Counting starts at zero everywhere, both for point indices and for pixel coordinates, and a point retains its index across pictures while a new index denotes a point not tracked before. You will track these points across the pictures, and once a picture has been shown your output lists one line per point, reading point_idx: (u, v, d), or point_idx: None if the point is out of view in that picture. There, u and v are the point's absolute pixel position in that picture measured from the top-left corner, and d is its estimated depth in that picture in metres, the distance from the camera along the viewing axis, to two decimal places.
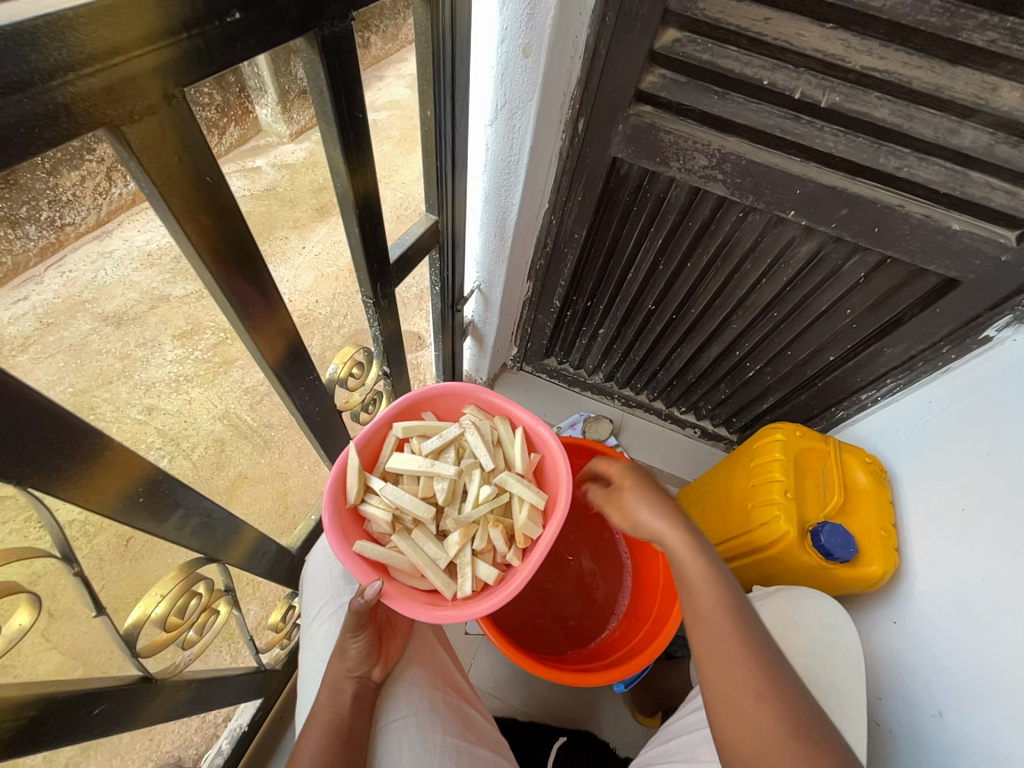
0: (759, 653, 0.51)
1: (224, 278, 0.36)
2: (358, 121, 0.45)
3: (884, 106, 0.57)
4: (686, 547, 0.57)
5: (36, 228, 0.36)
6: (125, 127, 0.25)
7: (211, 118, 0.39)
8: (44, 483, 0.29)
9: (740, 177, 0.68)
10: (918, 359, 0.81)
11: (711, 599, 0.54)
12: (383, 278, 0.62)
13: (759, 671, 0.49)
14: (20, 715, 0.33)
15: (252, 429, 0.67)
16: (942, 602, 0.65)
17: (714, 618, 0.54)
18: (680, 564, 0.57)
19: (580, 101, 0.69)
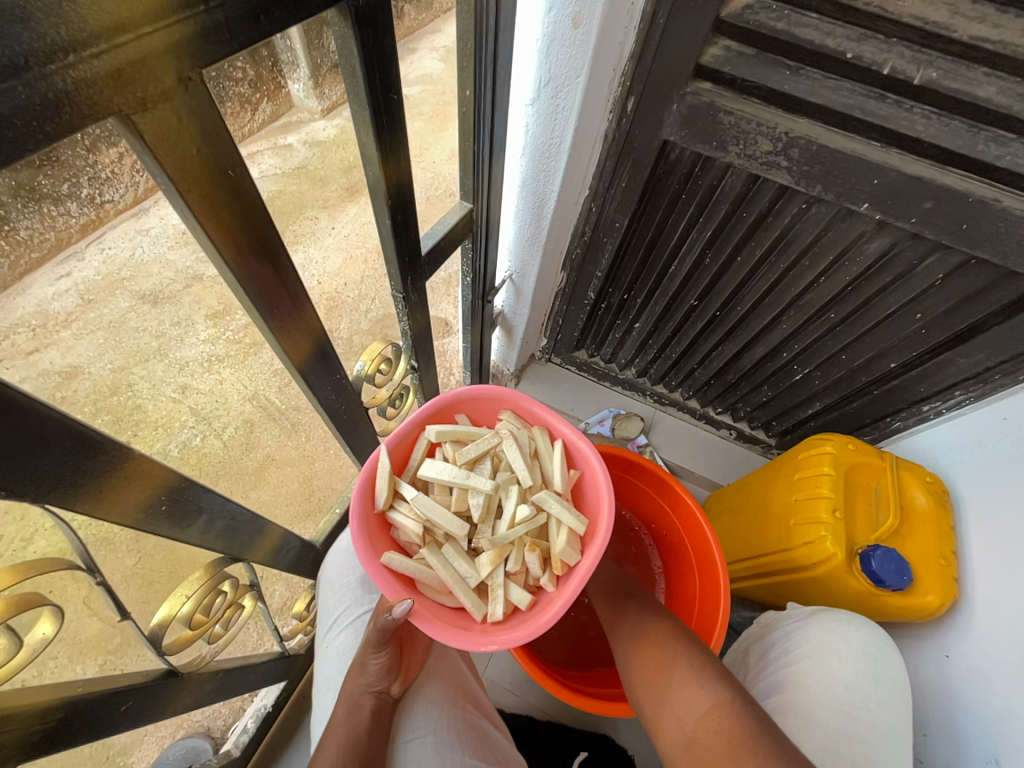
0: (645, 616, 0.63)
1: (248, 278, 0.33)
2: (392, 102, 0.42)
3: (990, 84, 0.49)
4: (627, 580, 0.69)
5: (75, 203, 0.34)
6: (137, 117, 0.22)
7: (243, 94, 0.36)
8: (62, 500, 0.27)
9: (808, 164, 0.61)
10: (995, 371, 0.73)
11: (623, 601, 0.67)
12: (413, 271, 0.59)
13: (643, 628, 0.61)
14: (45, 719, 0.34)
15: (280, 411, 0.64)
16: (1004, 641, 0.60)
17: (618, 611, 0.66)
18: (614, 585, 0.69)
19: (632, 78, 0.63)
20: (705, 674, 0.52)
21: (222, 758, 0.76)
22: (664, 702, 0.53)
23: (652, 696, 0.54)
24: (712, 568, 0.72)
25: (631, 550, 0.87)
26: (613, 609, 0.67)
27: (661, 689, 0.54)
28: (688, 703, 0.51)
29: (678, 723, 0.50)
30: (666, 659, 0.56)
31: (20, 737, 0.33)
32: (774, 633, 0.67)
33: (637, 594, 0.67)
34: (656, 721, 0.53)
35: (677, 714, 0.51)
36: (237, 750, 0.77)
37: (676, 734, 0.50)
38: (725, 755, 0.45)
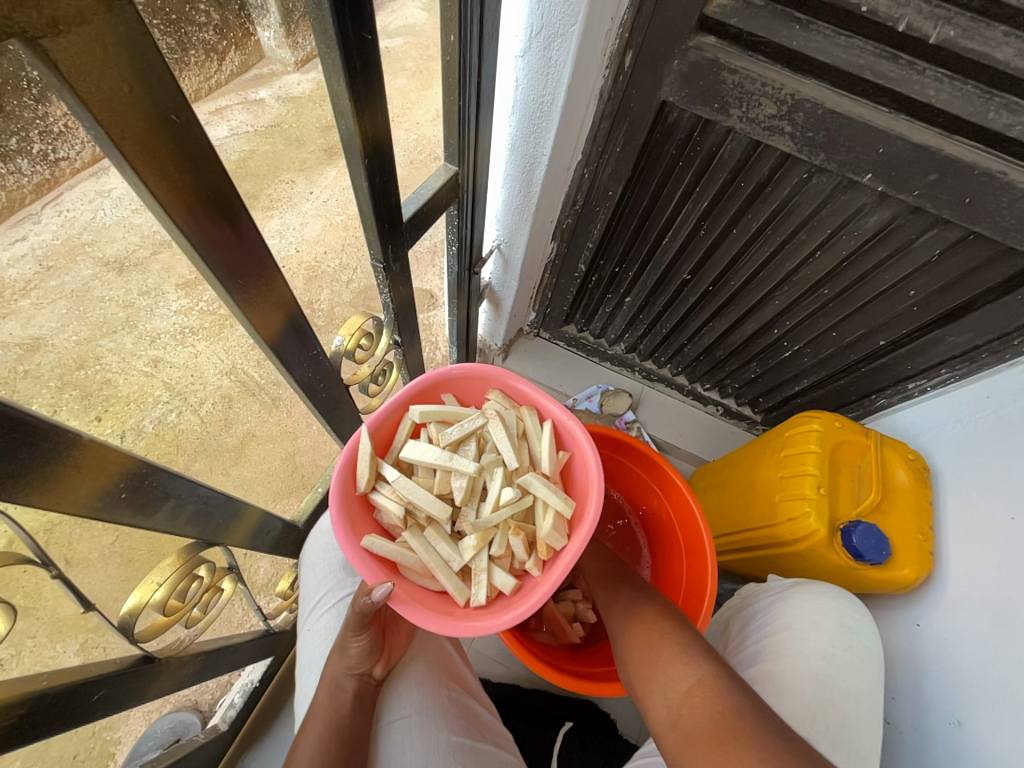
0: (633, 593, 0.64)
1: (204, 242, 0.30)
2: (366, 44, 0.37)
3: (1009, 45, 0.46)
4: (621, 585, 0.66)
5: (26, 160, 0.31)
6: (49, 43, 0.19)
7: (210, 40, 0.34)
8: (1, 491, 0.25)
9: (813, 130, 0.58)
10: (982, 350, 0.73)
11: (613, 580, 0.68)
12: (395, 239, 0.55)
13: (632, 608, 0.62)
14: (8, 715, 0.32)
15: (259, 386, 0.60)
16: (975, 612, 0.62)
17: (609, 589, 0.67)
18: (609, 573, 0.69)
19: (631, 29, 0.58)
20: (690, 656, 0.53)
21: (209, 733, 0.76)
22: (653, 682, 0.53)
23: (640, 676, 0.55)
24: (701, 548, 0.73)
25: (619, 529, 0.87)
26: (603, 586, 0.68)
27: (649, 668, 0.54)
28: (673, 682, 0.51)
29: (664, 701, 0.51)
30: (653, 639, 0.56)
31: None
32: (756, 607, 0.68)
33: (627, 573, 0.69)
34: (645, 701, 0.54)
35: (663, 693, 0.52)
36: (225, 724, 0.77)
37: (662, 712, 0.51)
38: (707, 732, 0.46)
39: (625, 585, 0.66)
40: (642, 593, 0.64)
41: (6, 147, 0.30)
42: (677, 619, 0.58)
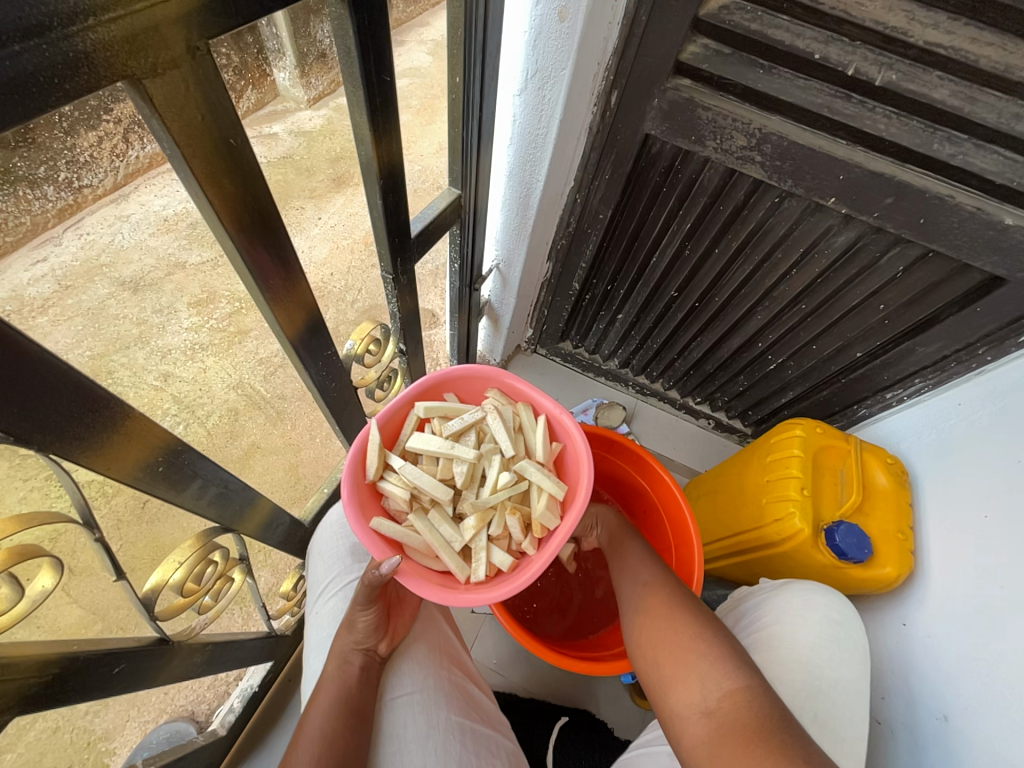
0: (656, 570, 0.65)
1: (246, 246, 0.35)
2: (386, 85, 0.43)
3: (945, 87, 0.53)
4: (638, 566, 0.66)
5: (54, 188, 0.35)
6: (148, 81, 0.24)
7: (229, 81, 0.38)
8: (66, 450, 0.29)
9: (780, 160, 0.64)
10: (951, 360, 0.78)
11: (626, 551, 0.69)
12: (404, 252, 0.60)
13: (672, 593, 0.60)
14: (42, 673, 0.35)
15: (265, 399, 0.64)
16: (956, 607, 0.64)
17: (631, 561, 0.67)
18: (631, 555, 0.68)
19: (615, 72, 0.66)
20: (736, 658, 0.52)
21: (207, 737, 0.77)
22: (692, 669, 0.52)
23: (675, 661, 0.54)
24: (690, 540, 0.76)
25: None
26: (618, 556, 0.69)
27: (685, 656, 0.53)
28: (714, 675, 0.51)
29: (700, 691, 0.50)
30: (698, 631, 0.55)
31: (18, 690, 0.34)
32: (747, 603, 0.70)
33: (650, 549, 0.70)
34: (676, 686, 0.52)
35: (701, 683, 0.51)
36: (224, 728, 0.78)
37: (698, 699, 0.50)
38: (750, 731, 0.45)
39: (644, 568, 0.65)
40: (653, 572, 0.64)
41: (37, 176, 0.33)
42: (718, 616, 0.58)
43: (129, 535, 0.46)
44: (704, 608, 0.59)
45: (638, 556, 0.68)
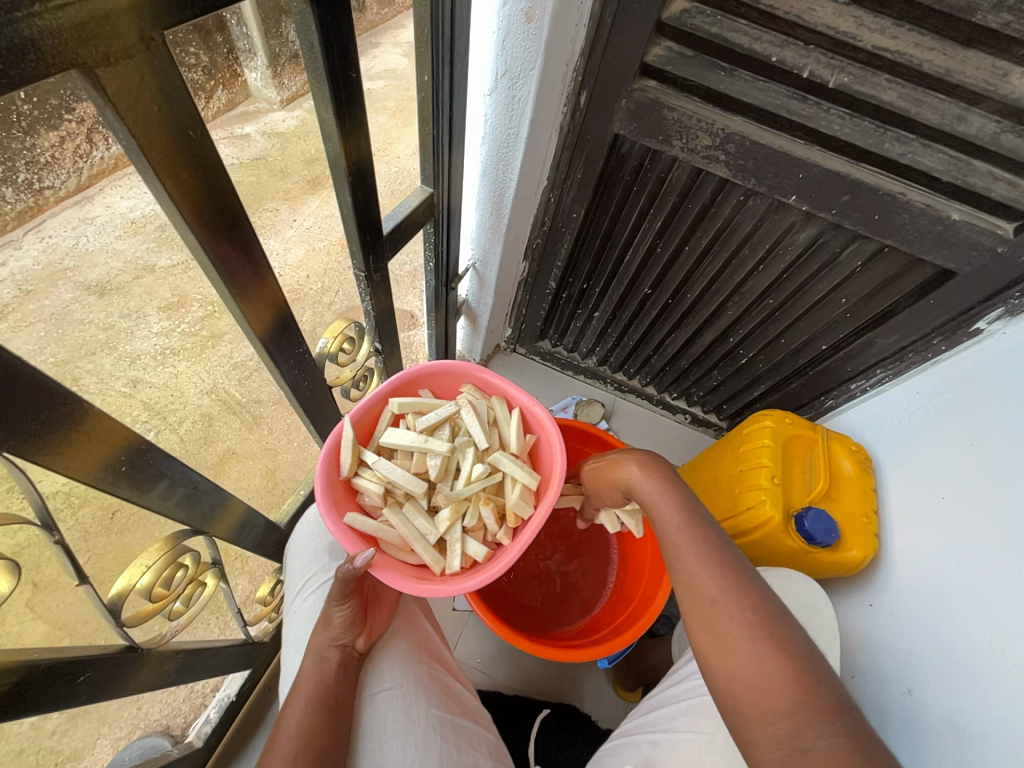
0: (720, 563, 0.53)
1: (210, 242, 0.35)
2: (351, 80, 0.43)
3: (893, 89, 0.55)
4: (692, 551, 0.54)
5: (12, 190, 0.35)
6: (100, 71, 0.24)
7: (197, 81, 0.37)
8: (20, 449, 0.28)
9: (743, 159, 0.67)
10: (908, 351, 0.82)
11: (666, 520, 0.57)
12: (375, 250, 0.60)
13: (746, 605, 0.49)
14: (3, 681, 0.35)
15: (241, 405, 0.63)
16: (918, 587, 0.67)
17: (683, 540, 0.55)
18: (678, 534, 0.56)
19: (583, 74, 0.67)
20: (834, 696, 0.44)
21: (183, 749, 0.76)
22: (782, 712, 0.44)
23: (755, 691, 0.45)
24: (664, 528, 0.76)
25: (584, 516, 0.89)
26: (667, 532, 0.56)
27: (775, 690, 0.45)
28: (811, 721, 0.42)
29: (792, 736, 0.42)
30: (788, 663, 0.46)
31: None
32: None
33: (703, 518, 0.57)
34: (760, 725, 0.44)
35: (795, 726, 0.42)
36: (200, 740, 0.77)
37: (791, 746, 0.42)
38: None
39: (705, 556, 0.53)
40: (715, 566, 0.52)
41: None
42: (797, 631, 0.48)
43: (97, 547, 0.44)
44: (784, 621, 0.49)
45: (687, 537, 0.55)
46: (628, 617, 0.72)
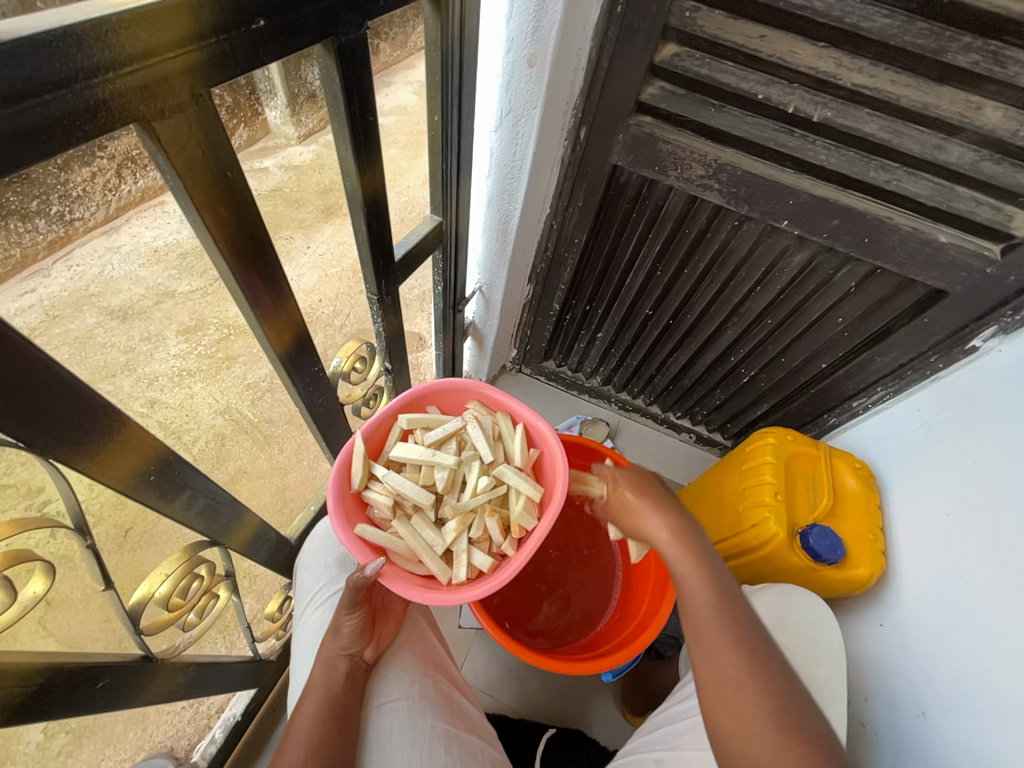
0: (745, 644, 0.51)
1: (239, 269, 0.38)
2: (369, 122, 0.48)
3: (873, 122, 0.59)
4: (717, 627, 0.52)
5: (45, 222, 0.34)
6: (156, 123, 0.28)
7: (221, 120, 0.39)
8: (63, 455, 0.31)
9: (736, 187, 0.70)
10: (907, 368, 0.83)
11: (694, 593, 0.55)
12: (387, 275, 0.64)
13: (774, 695, 0.47)
14: (29, 683, 0.36)
15: (253, 424, 0.65)
16: (927, 604, 0.66)
17: (708, 612, 0.54)
18: (699, 606, 0.54)
19: (582, 111, 0.72)
20: None
21: None
22: None
23: None
24: None
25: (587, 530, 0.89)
26: (694, 605, 0.55)
27: None
28: None
29: None
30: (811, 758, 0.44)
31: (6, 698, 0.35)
32: None
33: (733, 591, 0.55)
34: None
35: None
36: (204, 761, 0.77)
37: None
38: None
39: (730, 634, 0.51)
40: (740, 646, 0.50)
41: (27, 208, 0.32)
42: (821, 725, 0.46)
43: (110, 563, 0.45)
44: (810, 715, 0.46)
45: (712, 610, 0.53)
46: (634, 631, 0.72)
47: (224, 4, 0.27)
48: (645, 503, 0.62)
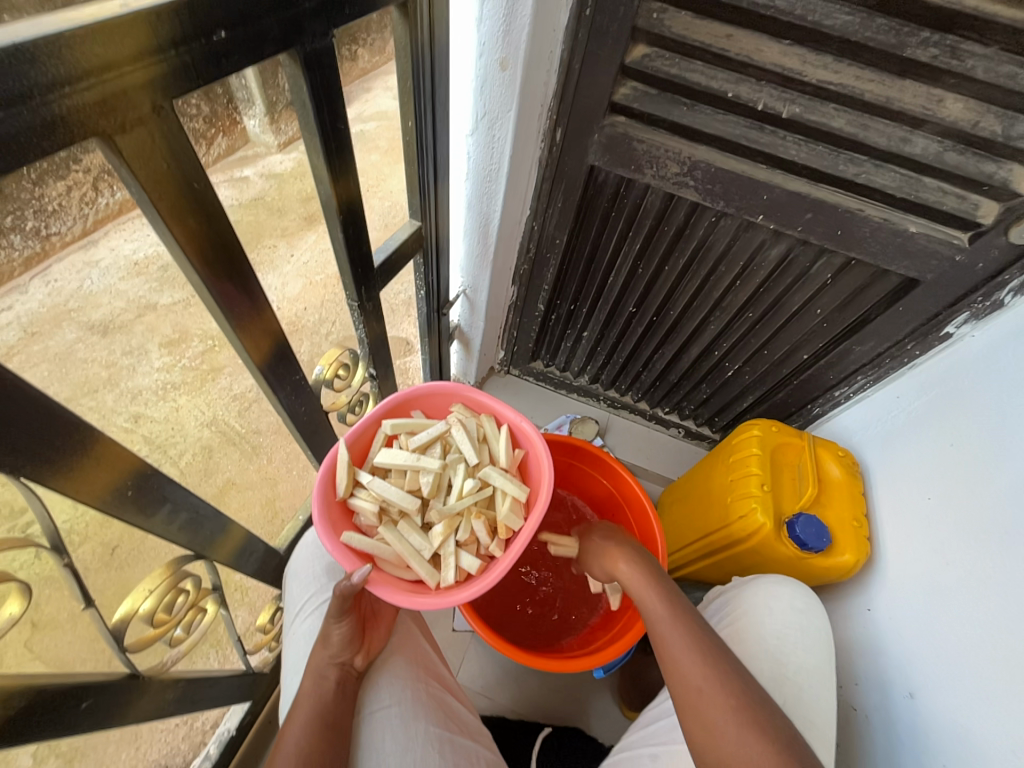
0: (702, 650, 0.54)
1: (211, 280, 0.38)
2: (340, 131, 0.49)
3: (840, 117, 0.60)
4: (676, 639, 0.56)
5: (20, 237, 0.34)
6: (118, 137, 0.28)
7: (197, 129, 0.38)
8: (35, 473, 0.31)
9: (711, 183, 0.71)
10: (885, 357, 0.85)
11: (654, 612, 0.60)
12: (368, 282, 0.65)
13: (730, 694, 0.50)
14: (10, 705, 0.36)
15: (240, 436, 0.64)
16: (910, 587, 0.67)
17: (668, 627, 0.57)
18: (660, 624, 0.58)
19: (557, 113, 0.72)
20: None
21: None
22: None
23: None
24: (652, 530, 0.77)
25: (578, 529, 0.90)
26: (655, 624, 0.59)
27: None
28: None
29: None
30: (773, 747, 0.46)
31: None
32: (718, 602, 0.73)
33: (687, 604, 0.59)
34: None
35: None
36: None
37: None
38: None
39: (688, 643, 0.55)
40: (696, 651, 0.54)
41: (2, 226, 0.32)
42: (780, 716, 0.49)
43: (98, 582, 0.44)
44: (766, 708, 0.49)
45: (670, 625, 0.57)
46: (624, 627, 0.72)
47: (182, 15, 0.27)
48: (619, 549, 0.67)
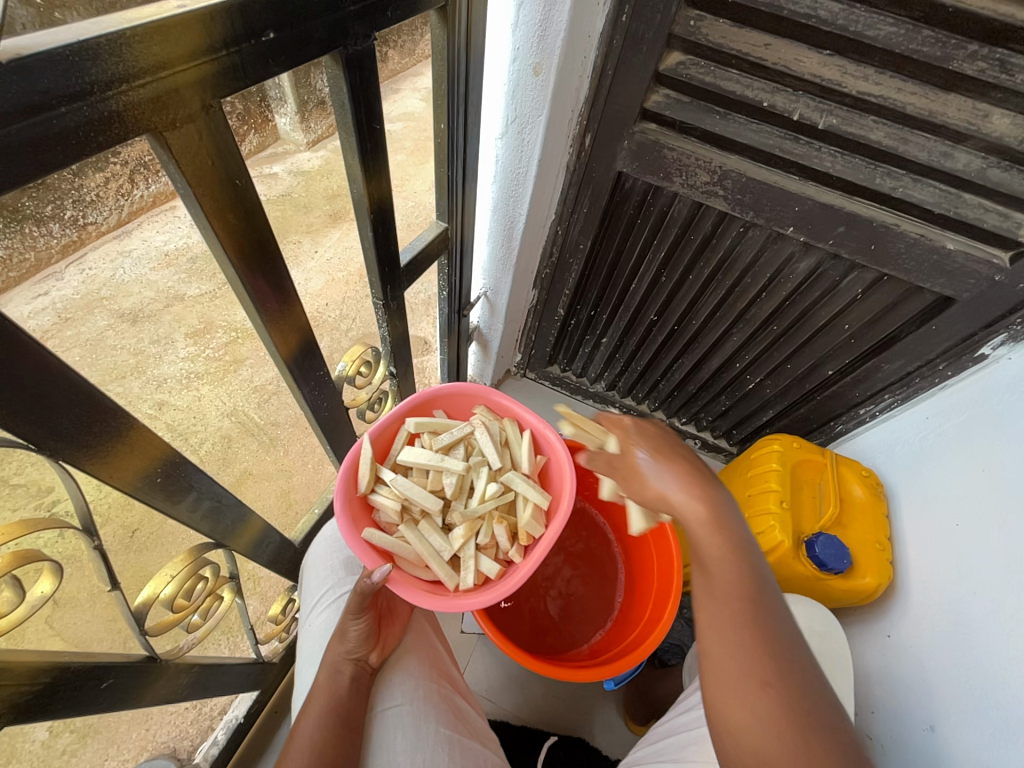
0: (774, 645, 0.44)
1: (247, 275, 0.39)
2: (375, 130, 0.48)
3: (880, 129, 0.59)
4: (744, 618, 0.45)
5: (59, 226, 0.35)
6: (168, 133, 0.29)
7: (232, 126, 0.41)
8: (73, 458, 0.32)
9: (741, 194, 0.70)
10: (915, 375, 0.82)
11: (721, 572, 0.48)
12: (393, 280, 0.64)
13: (797, 701, 0.40)
14: (35, 681, 0.37)
15: (259, 427, 0.65)
16: (935, 615, 0.65)
17: (736, 601, 0.46)
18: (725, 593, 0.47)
19: (588, 118, 0.72)
20: None
21: None
22: None
23: None
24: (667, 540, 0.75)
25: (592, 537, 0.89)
26: (718, 586, 0.47)
27: None
28: None
29: None
30: None
31: (11, 697, 0.36)
32: None
33: (767, 586, 0.48)
34: None
35: None
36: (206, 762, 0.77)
37: None
38: None
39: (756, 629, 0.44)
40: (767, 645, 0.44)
41: (43, 214, 0.33)
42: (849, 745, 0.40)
43: (116, 564, 0.46)
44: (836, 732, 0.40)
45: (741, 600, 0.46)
46: (636, 639, 0.71)
47: (235, 16, 0.28)
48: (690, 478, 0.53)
